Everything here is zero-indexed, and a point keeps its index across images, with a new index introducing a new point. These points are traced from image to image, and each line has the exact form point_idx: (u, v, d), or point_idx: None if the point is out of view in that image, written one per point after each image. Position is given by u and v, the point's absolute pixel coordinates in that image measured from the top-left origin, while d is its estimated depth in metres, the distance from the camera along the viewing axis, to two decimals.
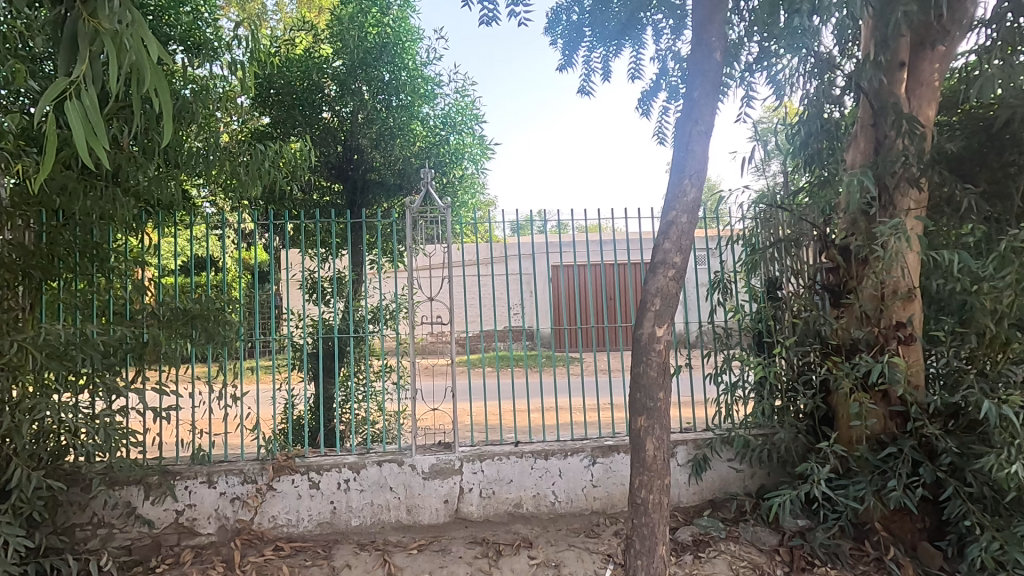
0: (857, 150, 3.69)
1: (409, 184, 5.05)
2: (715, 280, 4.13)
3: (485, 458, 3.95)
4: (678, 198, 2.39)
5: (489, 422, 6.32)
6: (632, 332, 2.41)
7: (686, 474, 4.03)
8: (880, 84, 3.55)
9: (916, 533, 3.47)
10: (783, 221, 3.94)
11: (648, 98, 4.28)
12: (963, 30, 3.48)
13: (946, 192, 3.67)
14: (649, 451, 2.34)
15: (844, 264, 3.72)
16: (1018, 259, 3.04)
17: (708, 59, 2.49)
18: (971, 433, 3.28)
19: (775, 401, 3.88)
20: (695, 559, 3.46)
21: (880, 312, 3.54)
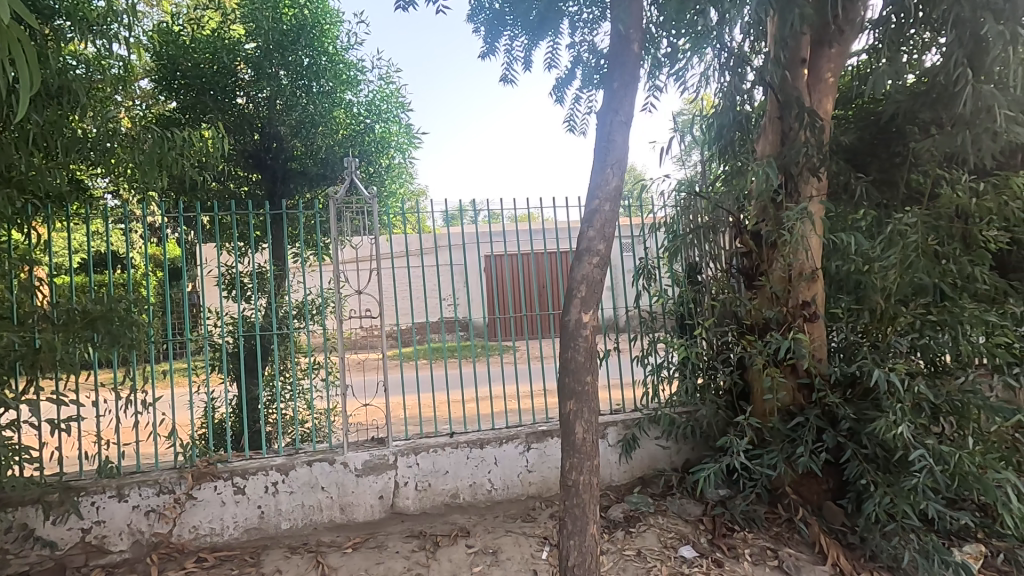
0: (767, 141, 3.92)
1: (332, 173, 4.88)
2: (640, 267, 4.32)
3: (419, 451, 3.92)
4: (602, 187, 2.44)
5: (423, 415, 6.34)
6: (560, 319, 2.45)
7: (616, 454, 4.19)
8: (785, 79, 3.77)
9: (822, 494, 3.74)
10: (701, 209, 4.16)
11: (563, 85, 4.30)
12: (855, 31, 3.75)
13: (842, 180, 4.02)
14: (578, 434, 2.40)
15: (756, 248, 3.98)
16: (903, 241, 3.33)
17: (627, 51, 2.57)
18: (868, 400, 3.58)
19: (697, 379, 4.09)
20: (626, 534, 3.61)
21: (788, 293, 3.80)
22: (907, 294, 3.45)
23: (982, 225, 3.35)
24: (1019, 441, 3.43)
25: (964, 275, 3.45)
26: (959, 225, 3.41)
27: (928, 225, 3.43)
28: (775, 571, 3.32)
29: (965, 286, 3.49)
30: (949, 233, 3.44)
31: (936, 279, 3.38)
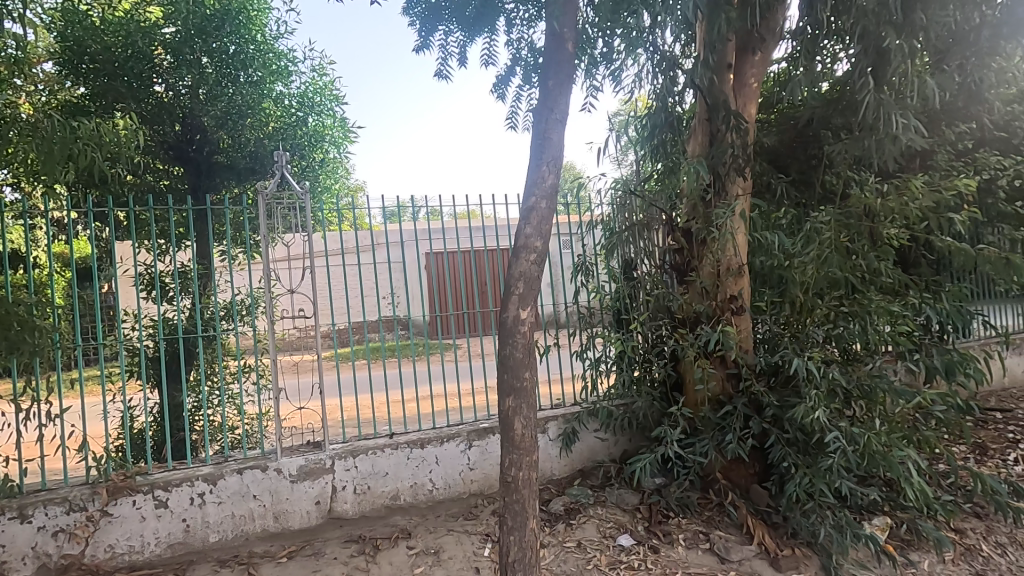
0: (696, 142, 4.08)
1: (262, 168, 4.66)
2: (578, 264, 4.41)
3: (358, 453, 3.82)
4: (538, 184, 2.46)
5: (363, 417, 6.20)
6: (498, 316, 2.46)
7: (557, 448, 4.26)
8: (713, 82, 3.93)
9: (749, 478, 3.94)
10: (636, 206, 4.30)
11: (501, 82, 4.32)
12: (776, 39, 3.96)
13: (765, 181, 4.26)
14: (517, 430, 2.42)
15: (687, 245, 4.14)
16: (818, 238, 3.56)
17: (561, 50, 2.59)
18: (789, 387, 3.80)
19: (633, 372, 4.21)
20: (567, 527, 3.67)
21: (716, 287, 3.97)
22: (822, 287, 3.69)
23: (887, 223, 3.63)
24: (918, 421, 3.75)
25: (872, 269, 3.72)
26: (867, 223, 3.68)
27: (840, 223, 3.68)
28: (707, 553, 3.47)
29: (872, 279, 3.77)
30: (859, 230, 3.69)
31: (848, 273, 3.63)
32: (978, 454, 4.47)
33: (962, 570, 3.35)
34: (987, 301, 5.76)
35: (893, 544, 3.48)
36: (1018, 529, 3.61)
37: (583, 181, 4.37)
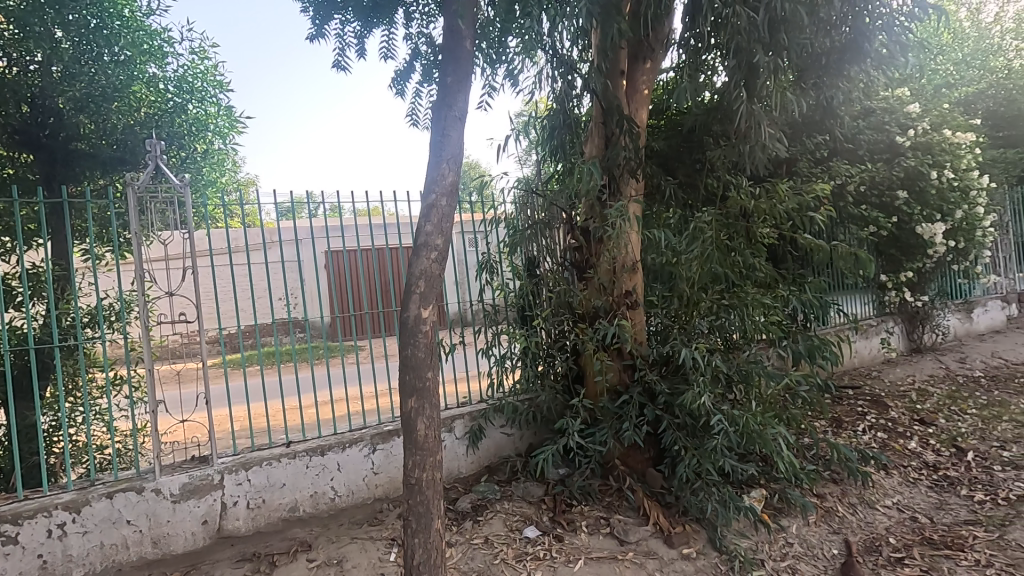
0: (593, 144, 4.26)
1: (133, 158, 4.19)
2: (482, 262, 4.45)
3: (250, 466, 3.57)
4: (438, 182, 2.44)
5: (257, 427, 5.83)
6: (398, 316, 2.40)
7: (463, 446, 4.26)
8: (608, 87, 4.11)
9: (645, 462, 4.17)
10: (537, 205, 4.47)
11: (401, 78, 4.23)
12: (664, 49, 4.20)
13: (655, 182, 4.54)
14: (420, 431, 2.38)
15: (586, 243, 4.30)
16: (701, 236, 3.86)
17: (460, 46, 2.59)
18: (678, 375, 4.07)
19: (537, 366, 4.32)
20: (474, 524, 3.69)
21: (613, 283, 4.17)
22: (705, 282, 3.99)
23: (758, 223, 4.01)
24: (787, 400, 4.18)
25: (748, 265, 4.08)
26: (743, 223, 4.03)
27: (719, 223, 4.02)
28: (608, 537, 3.63)
29: (748, 274, 4.14)
30: (736, 229, 4.04)
31: (727, 269, 3.96)
32: (835, 426, 5.07)
33: (823, 530, 3.78)
34: (841, 292, 6.54)
35: (768, 513, 3.84)
36: (866, 490, 4.13)
37: (489, 180, 4.43)
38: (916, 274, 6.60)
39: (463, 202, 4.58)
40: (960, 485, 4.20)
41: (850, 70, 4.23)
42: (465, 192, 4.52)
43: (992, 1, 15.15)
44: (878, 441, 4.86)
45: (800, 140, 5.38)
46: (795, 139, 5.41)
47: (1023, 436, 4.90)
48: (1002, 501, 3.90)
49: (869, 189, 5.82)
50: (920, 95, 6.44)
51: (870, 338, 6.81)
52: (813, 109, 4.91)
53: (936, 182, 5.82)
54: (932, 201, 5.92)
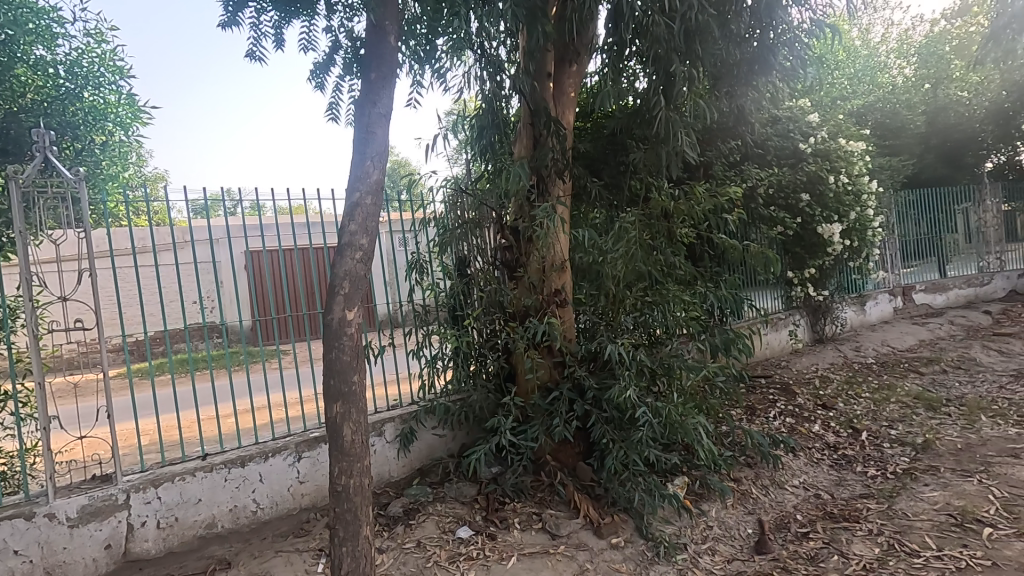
0: (521, 144, 4.28)
1: (17, 150, 3.76)
2: (412, 261, 4.37)
3: (161, 483, 3.32)
4: (363, 180, 2.37)
5: (168, 440, 5.45)
6: (322, 318, 2.32)
7: (394, 449, 4.19)
8: (535, 89, 4.15)
9: (575, 456, 4.25)
10: (467, 204, 4.42)
11: (320, 71, 4.07)
12: (588, 54, 4.30)
13: (582, 183, 4.65)
14: (346, 437, 2.31)
15: (515, 243, 4.33)
16: (625, 236, 3.99)
17: (383, 43, 2.53)
18: (605, 370, 4.18)
19: (469, 366, 4.32)
20: (406, 528, 3.63)
21: (542, 282, 4.22)
22: (630, 280, 4.14)
23: (678, 223, 4.21)
24: (706, 391, 4.41)
25: (669, 263, 4.27)
26: (664, 223, 4.21)
27: (642, 223, 4.18)
28: (540, 532, 3.68)
29: (670, 272, 4.33)
30: (658, 229, 4.21)
31: (650, 267, 4.12)
32: (749, 414, 5.42)
33: (739, 512, 4.02)
34: (753, 288, 7.01)
35: (690, 499, 4.03)
36: (776, 472, 4.44)
37: (420, 179, 4.38)
38: (818, 270, 7.18)
39: (391, 201, 4.46)
40: (856, 463, 4.61)
41: (757, 80, 4.52)
42: (394, 191, 4.42)
43: (878, 24, 16.78)
44: (787, 425, 5.24)
45: (715, 145, 5.70)
46: (710, 144, 5.73)
47: (907, 415, 5.44)
48: (891, 475, 4.29)
49: (776, 192, 6.27)
50: (819, 106, 7.01)
51: (779, 330, 7.34)
52: (726, 116, 5.22)
53: (833, 186, 6.35)
54: (831, 204, 6.45)
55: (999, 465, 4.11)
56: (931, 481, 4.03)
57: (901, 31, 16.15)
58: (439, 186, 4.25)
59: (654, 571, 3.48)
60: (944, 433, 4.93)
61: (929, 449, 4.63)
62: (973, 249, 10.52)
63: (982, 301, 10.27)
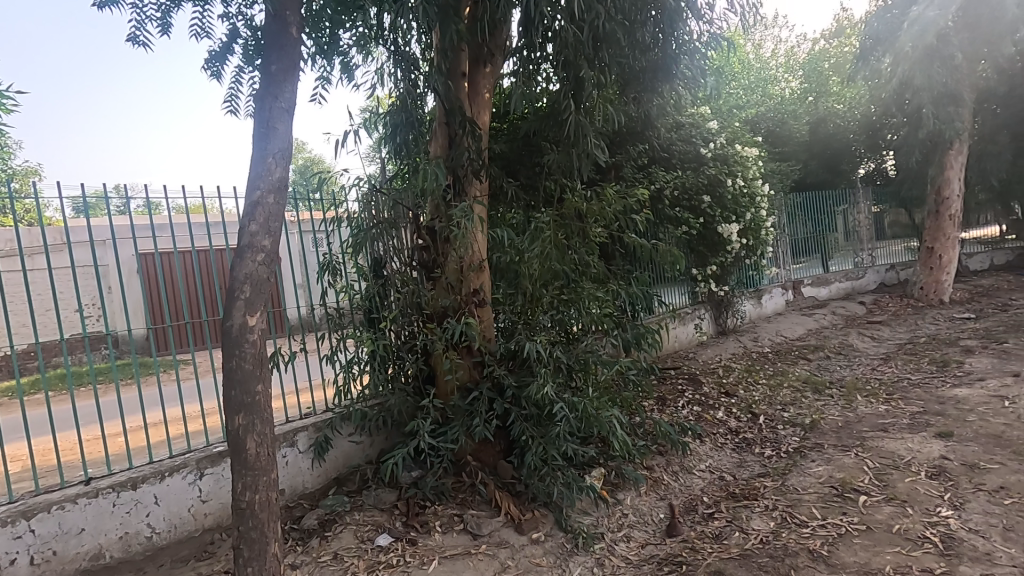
0: (436, 143, 4.26)
1: None
2: (325, 263, 4.28)
3: (34, 514, 2.97)
4: (264, 178, 2.25)
5: (41, 464, 4.89)
6: (219, 325, 2.18)
7: (308, 459, 4.02)
8: (451, 88, 4.07)
9: (496, 455, 4.27)
10: (381, 204, 4.19)
11: (217, 60, 3.81)
12: (502, 56, 4.33)
13: (498, 184, 4.69)
14: (250, 450, 2.19)
15: (432, 243, 4.28)
16: (540, 236, 4.08)
17: (284, 32, 2.40)
18: (524, 369, 4.23)
19: (386, 370, 4.17)
20: (321, 541, 3.49)
21: (460, 282, 4.21)
22: (547, 279, 4.22)
23: (591, 224, 4.34)
24: (619, 385, 4.59)
25: (583, 262, 4.40)
26: (578, 224, 4.33)
27: (557, 223, 4.28)
28: (461, 533, 3.66)
29: (584, 270, 4.46)
30: (572, 229, 4.33)
31: (565, 266, 4.23)
32: (660, 404, 5.71)
33: (652, 498, 4.21)
34: (663, 285, 7.39)
35: (606, 489, 4.19)
36: (685, 458, 4.70)
37: (334, 176, 4.15)
38: (719, 267, 7.69)
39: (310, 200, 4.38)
40: (754, 445, 4.98)
41: (661, 86, 4.78)
42: (308, 190, 4.29)
43: (768, 40, 18.28)
44: (694, 413, 5.57)
45: (625, 148, 5.95)
46: (620, 147, 5.98)
47: (797, 398, 5.96)
48: (784, 454, 4.68)
49: (680, 194, 6.65)
50: (718, 114, 7.51)
51: (687, 324, 7.79)
52: (635, 120, 5.46)
53: (731, 189, 6.83)
54: (729, 205, 6.93)
55: (872, 439, 4.59)
56: (817, 457, 4.43)
57: (788, 48, 17.68)
58: (358, 185, 4.05)
59: (573, 562, 3.57)
60: (828, 413, 5.44)
61: (815, 428, 5.10)
62: (850, 247, 11.71)
63: (858, 293, 11.47)
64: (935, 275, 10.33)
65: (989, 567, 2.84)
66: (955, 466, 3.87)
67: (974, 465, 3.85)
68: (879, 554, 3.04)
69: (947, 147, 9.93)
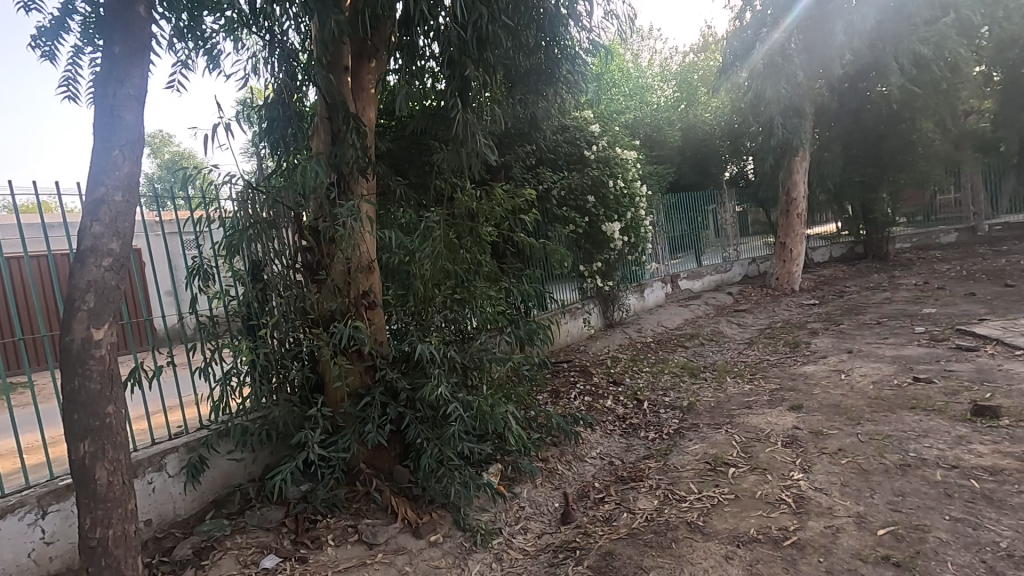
0: (319, 139, 4.03)
1: None
2: (193, 267, 3.85)
3: None
4: (109, 174, 2.08)
5: None
6: (58, 341, 2.01)
7: (180, 483, 3.65)
8: (332, 82, 3.91)
9: (392, 460, 4.17)
10: (260, 203, 3.84)
11: (48, 37, 3.34)
12: (386, 51, 4.21)
13: (386, 182, 4.57)
14: (100, 480, 2.08)
15: (316, 244, 4.06)
16: (431, 236, 4.03)
17: (131, 11, 2.19)
18: (418, 370, 4.17)
19: (270, 381, 3.86)
20: (197, 571, 3.19)
21: (348, 284, 4.04)
22: (439, 279, 4.18)
23: (481, 222, 4.37)
24: (513, 381, 4.67)
25: (475, 261, 4.42)
26: (468, 223, 4.33)
27: (448, 223, 4.26)
28: (356, 544, 3.53)
29: (476, 269, 4.49)
30: (462, 228, 4.34)
31: (457, 266, 4.23)
32: (553, 397, 5.90)
33: (547, 489, 4.35)
34: (553, 282, 7.65)
35: (503, 485, 4.26)
36: (577, 447, 4.91)
37: (206, 173, 3.74)
38: (605, 264, 8.11)
39: (179, 197, 3.93)
40: (640, 429, 5.32)
41: (545, 89, 4.94)
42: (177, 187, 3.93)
43: (644, 51, 19.56)
44: (585, 403, 5.83)
45: (513, 149, 6.08)
46: (509, 148, 6.10)
47: (676, 383, 6.45)
48: (665, 436, 5.05)
49: (567, 194, 6.92)
50: (601, 118, 7.90)
51: (576, 319, 8.13)
52: (521, 122, 5.59)
53: (613, 189, 7.23)
54: (611, 205, 7.34)
55: (738, 416, 5.09)
56: (694, 436, 4.83)
57: (662, 59, 19.05)
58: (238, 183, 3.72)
59: (472, 560, 3.58)
60: (702, 395, 5.95)
61: (691, 410, 5.55)
62: (718, 243, 12.89)
63: (727, 285, 12.66)
64: (787, 267, 11.67)
65: (831, 519, 3.20)
66: (804, 435, 4.40)
67: (818, 432, 4.40)
68: (744, 518, 3.37)
69: (794, 153, 11.27)
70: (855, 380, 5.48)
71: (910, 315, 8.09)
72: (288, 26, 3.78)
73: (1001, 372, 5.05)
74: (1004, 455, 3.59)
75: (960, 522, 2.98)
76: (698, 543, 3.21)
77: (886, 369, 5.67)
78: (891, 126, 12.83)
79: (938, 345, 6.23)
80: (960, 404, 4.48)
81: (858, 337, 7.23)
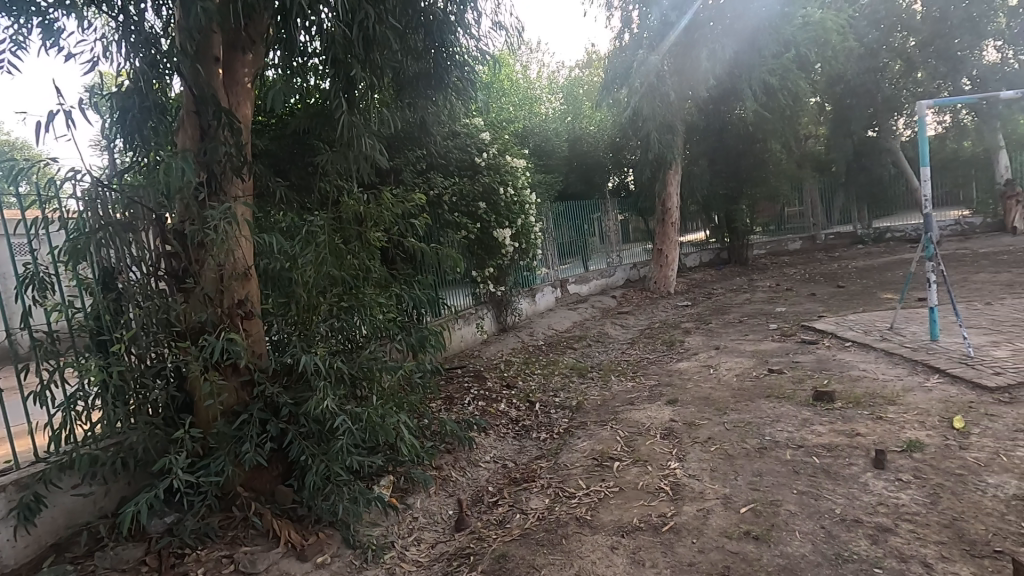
0: (186, 134, 3.68)
1: None
2: (26, 275, 3.34)
3: None
4: None
5: None
6: None
7: (8, 528, 3.13)
8: (200, 73, 3.59)
9: (273, 481, 3.90)
10: (112, 202, 3.38)
11: None
12: (263, 45, 3.94)
13: (264, 184, 4.28)
14: None
15: (182, 249, 3.69)
16: (315, 241, 3.84)
17: None
18: (302, 383, 3.93)
19: (127, 403, 3.38)
20: None
21: (221, 293, 3.73)
22: (324, 285, 3.99)
23: (370, 227, 4.24)
24: (405, 389, 4.58)
25: (363, 267, 4.27)
26: (356, 228, 4.18)
27: (333, 227, 4.08)
28: None
29: (365, 275, 4.34)
30: (350, 233, 4.18)
31: (344, 272, 4.06)
32: (447, 404, 5.88)
33: (441, 497, 4.30)
34: (445, 287, 7.62)
35: (395, 496, 4.15)
36: (471, 452, 4.91)
37: (43, 166, 3.25)
38: (497, 269, 8.23)
39: (8, 194, 3.39)
40: (532, 430, 5.45)
41: (434, 94, 4.93)
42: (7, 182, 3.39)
43: (532, 64, 20.30)
44: (479, 408, 5.86)
45: (403, 153, 5.99)
46: (399, 152, 6.00)
47: (566, 384, 6.70)
48: (556, 435, 5.22)
49: (459, 200, 6.94)
50: (491, 126, 8.05)
51: (470, 324, 8.16)
52: (411, 126, 5.53)
53: (503, 196, 7.38)
54: (502, 211, 7.49)
55: (622, 412, 5.40)
56: (582, 434, 5.04)
57: (549, 72, 19.86)
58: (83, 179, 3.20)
59: None
60: (590, 394, 6.24)
61: (580, 409, 5.80)
62: (603, 249, 13.62)
63: (611, 288, 13.41)
64: (664, 271, 12.63)
65: (701, 502, 3.50)
66: (679, 426, 4.77)
67: (691, 423, 4.80)
68: (627, 508, 3.58)
69: (668, 167, 12.24)
70: (722, 373, 6.06)
71: (765, 313, 9.11)
72: (145, 8, 3.44)
73: (835, 361, 5.85)
74: (838, 433, 4.15)
75: (805, 495, 3.39)
76: (586, 536, 3.35)
77: (746, 363, 6.32)
78: (748, 145, 14.40)
79: (787, 340, 7.07)
80: (805, 391, 5.11)
81: (723, 334, 7.99)
